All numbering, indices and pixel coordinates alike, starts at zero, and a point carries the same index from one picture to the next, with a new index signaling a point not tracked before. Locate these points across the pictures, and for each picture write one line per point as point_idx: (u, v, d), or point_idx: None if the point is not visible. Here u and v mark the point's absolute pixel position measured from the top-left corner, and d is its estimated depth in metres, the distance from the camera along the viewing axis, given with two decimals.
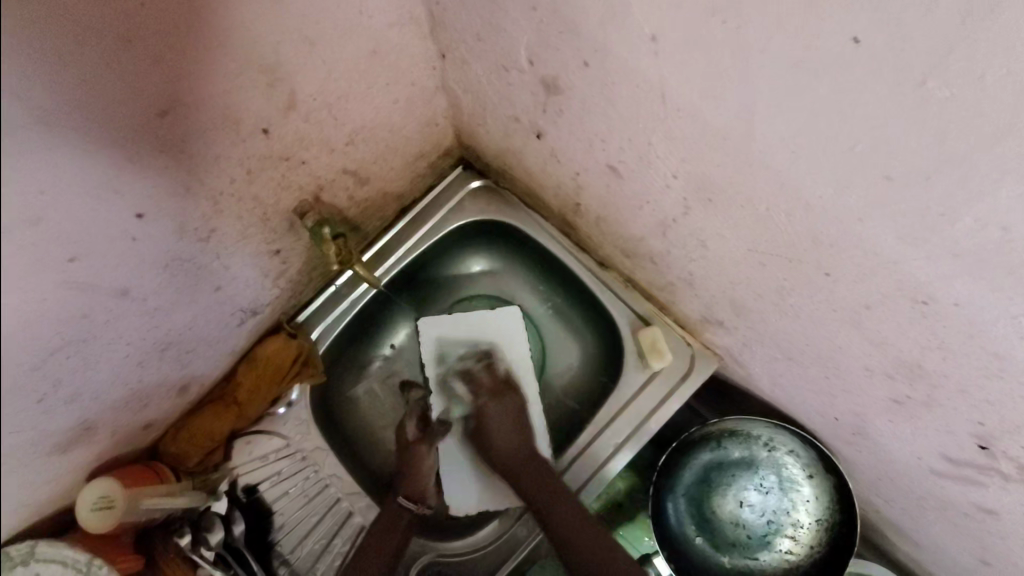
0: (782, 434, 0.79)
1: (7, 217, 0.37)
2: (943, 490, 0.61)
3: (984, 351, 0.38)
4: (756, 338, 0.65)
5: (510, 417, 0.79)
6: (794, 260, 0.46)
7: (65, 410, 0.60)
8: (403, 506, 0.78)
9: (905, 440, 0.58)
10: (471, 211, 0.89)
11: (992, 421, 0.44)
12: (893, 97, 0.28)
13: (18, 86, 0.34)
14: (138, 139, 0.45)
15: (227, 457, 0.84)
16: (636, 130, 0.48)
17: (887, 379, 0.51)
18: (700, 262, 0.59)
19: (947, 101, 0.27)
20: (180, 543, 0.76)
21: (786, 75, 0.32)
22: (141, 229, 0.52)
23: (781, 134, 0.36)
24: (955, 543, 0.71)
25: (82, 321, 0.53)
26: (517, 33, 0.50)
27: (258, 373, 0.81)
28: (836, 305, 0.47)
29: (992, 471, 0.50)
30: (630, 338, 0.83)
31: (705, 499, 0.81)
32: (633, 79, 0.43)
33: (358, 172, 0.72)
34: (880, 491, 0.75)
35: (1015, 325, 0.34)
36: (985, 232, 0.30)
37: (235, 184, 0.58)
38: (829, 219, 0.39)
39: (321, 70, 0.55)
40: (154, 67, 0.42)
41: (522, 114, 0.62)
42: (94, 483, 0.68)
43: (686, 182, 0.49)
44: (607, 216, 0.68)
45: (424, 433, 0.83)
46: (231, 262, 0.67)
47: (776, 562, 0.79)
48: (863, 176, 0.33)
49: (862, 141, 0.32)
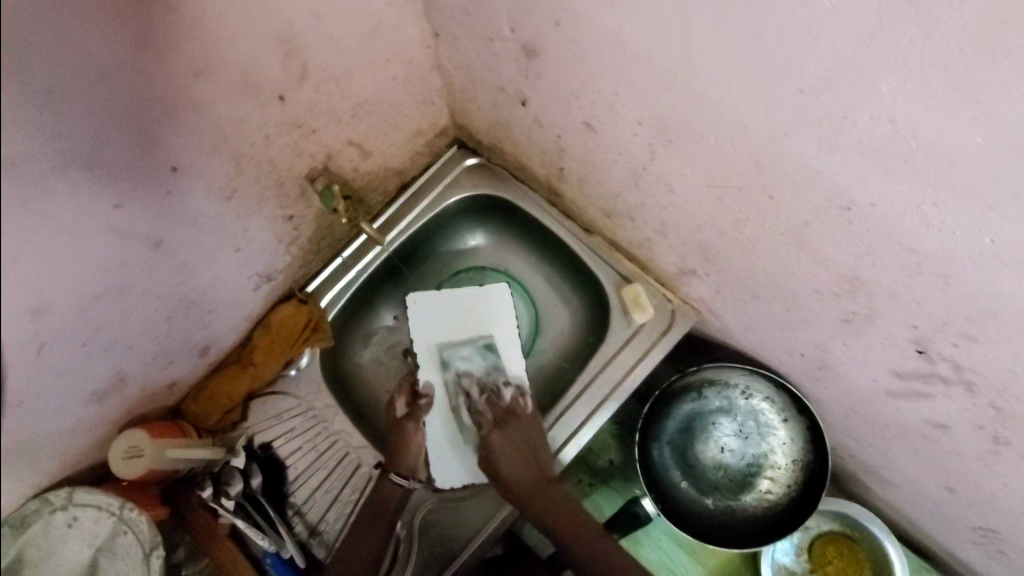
0: (758, 381, 0.85)
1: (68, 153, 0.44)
2: (901, 413, 0.66)
3: (901, 248, 0.44)
4: (726, 282, 0.72)
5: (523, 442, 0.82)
6: (743, 188, 0.53)
7: (104, 356, 0.66)
8: (394, 482, 0.86)
9: (861, 364, 0.64)
10: (467, 186, 0.96)
11: (923, 323, 0.50)
12: (793, 16, 0.35)
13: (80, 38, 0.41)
14: (174, 97, 0.52)
15: (244, 417, 0.91)
16: (605, 82, 0.55)
17: (835, 299, 0.57)
18: (669, 208, 0.66)
19: (832, 11, 0.33)
20: (203, 493, 0.81)
21: (713, 9, 0.39)
22: (174, 183, 0.59)
23: (716, 64, 0.43)
24: (922, 473, 0.76)
25: (123, 268, 0.60)
26: (499, 3, 0.58)
27: (272, 338, 0.88)
28: (782, 228, 0.53)
29: (934, 378, 0.56)
30: (615, 295, 0.89)
31: (689, 448, 0.87)
32: (597, 33, 0.50)
33: (361, 144, 0.80)
34: (850, 429, 0.81)
35: (918, 214, 0.40)
36: (879, 126, 0.37)
37: (254, 147, 0.65)
38: (762, 138, 0.45)
39: (329, 44, 0.62)
40: (189, 32, 0.49)
41: (509, 84, 0.70)
42: (125, 434, 0.75)
43: (649, 128, 0.56)
44: (588, 176, 0.76)
45: (411, 408, 0.88)
46: (249, 225, 0.74)
47: (758, 502, 0.85)
48: (782, 91, 0.40)
49: (776, 59, 0.38)
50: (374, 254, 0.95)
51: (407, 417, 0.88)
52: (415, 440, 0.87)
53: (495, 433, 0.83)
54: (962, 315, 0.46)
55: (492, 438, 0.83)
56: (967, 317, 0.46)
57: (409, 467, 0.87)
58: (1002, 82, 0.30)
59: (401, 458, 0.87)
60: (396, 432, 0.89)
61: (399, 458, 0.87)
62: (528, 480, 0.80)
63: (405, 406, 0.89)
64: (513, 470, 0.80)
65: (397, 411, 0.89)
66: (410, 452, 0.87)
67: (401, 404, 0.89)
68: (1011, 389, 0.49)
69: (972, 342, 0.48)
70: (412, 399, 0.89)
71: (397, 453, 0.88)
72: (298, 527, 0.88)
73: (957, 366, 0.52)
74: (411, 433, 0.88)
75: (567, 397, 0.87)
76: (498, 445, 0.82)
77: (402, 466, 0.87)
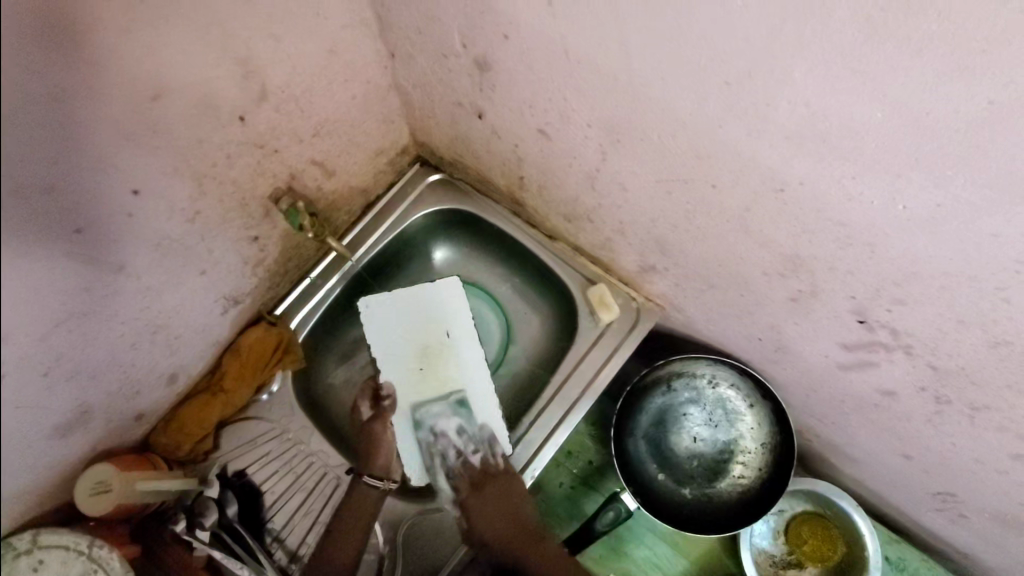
0: (723, 370, 0.88)
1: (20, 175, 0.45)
2: (853, 385, 0.70)
3: (831, 222, 0.49)
4: (684, 275, 0.76)
5: (499, 498, 0.83)
6: (688, 180, 0.57)
7: (66, 386, 0.65)
8: (369, 483, 0.87)
9: (812, 340, 0.68)
10: (431, 202, 0.98)
11: (860, 292, 0.54)
12: (712, 15, 0.39)
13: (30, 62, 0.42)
14: (132, 119, 0.53)
15: (216, 446, 0.89)
16: (553, 89, 0.59)
17: (782, 279, 0.61)
18: (625, 206, 0.70)
19: (744, 9, 0.38)
20: (177, 527, 0.79)
21: (643, 13, 0.43)
22: (136, 205, 0.60)
23: (651, 64, 0.47)
24: (880, 445, 0.80)
25: (85, 294, 0.59)
26: (450, 21, 0.61)
27: (242, 362, 0.87)
28: (727, 214, 0.57)
29: (876, 346, 0.60)
30: (582, 297, 0.92)
31: (663, 440, 0.90)
32: (542, 42, 0.54)
33: (324, 163, 0.81)
34: (811, 409, 0.84)
35: (841, 188, 0.45)
36: (796, 109, 0.41)
37: (216, 168, 0.66)
38: (699, 130, 0.49)
39: (287, 65, 0.65)
40: (148, 55, 0.51)
41: (464, 98, 0.73)
42: (92, 469, 0.73)
43: (598, 129, 0.60)
44: (547, 183, 0.79)
45: (377, 409, 0.89)
46: (214, 247, 0.74)
47: (732, 488, 0.88)
48: (711, 85, 0.44)
49: (702, 55, 0.42)
50: (343, 272, 0.96)
51: (373, 417, 0.89)
52: (384, 439, 0.88)
53: (471, 496, 0.85)
54: (891, 280, 0.50)
55: (470, 501, 0.85)
56: (895, 282, 0.50)
57: (383, 467, 0.88)
58: (889, 61, 0.34)
59: (374, 460, 0.88)
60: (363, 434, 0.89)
61: (371, 458, 0.88)
62: (504, 529, 0.84)
63: (368, 406, 0.90)
64: (494, 519, 0.84)
65: (364, 413, 0.91)
66: (381, 452, 0.88)
67: (367, 406, 0.91)
68: (942, 347, 0.54)
69: (904, 305, 0.52)
70: (376, 401, 0.90)
71: (368, 455, 0.88)
72: (279, 554, 0.86)
73: (894, 331, 0.56)
74: (380, 432, 0.88)
75: (543, 398, 0.88)
76: (476, 505, 0.84)
77: (376, 468, 0.87)
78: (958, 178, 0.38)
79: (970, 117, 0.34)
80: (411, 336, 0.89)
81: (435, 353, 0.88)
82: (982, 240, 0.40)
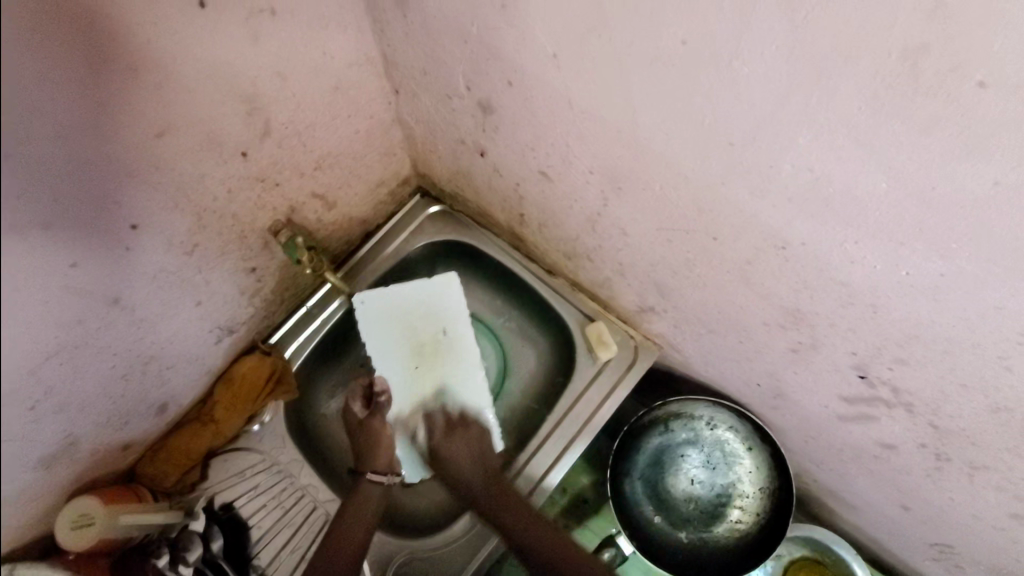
0: (721, 412, 0.87)
1: (24, 219, 0.44)
2: (852, 435, 0.70)
3: (832, 282, 0.48)
4: (683, 318, 0.75)
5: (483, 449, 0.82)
6: (689, 231, 0.57)
7: (53, 419, 0.64)
8: (374, 480, 0.82)
9: (811, 390, 0.67)
10: (431, 233, 0.98)
11: (860, 349, 0.54)
12: (717, 81, 0.39)
13: (35, 106, 0.42)
14: (135, 156, 0.53)
15: (204, 477, 0.88)
16: (557, 135, 0.59)
17: (781, 330, 0.60)
18: (625, 249, 0.70)
19: (749, 77, 0.37)
20: (159, 562, 0.79)
21: (649, 73, 0.43)
22: (134, 240, 0.59)
23: (656, 120, 0.47)
24: (880, 495, 0.78)
25: (77, 327, 0.59)
26: (455, 65, 0.62)
27: (234, 392, 0.85)
28: (728, 267, 0.57)
29: (877, 401, 0.60)
30: (580, 334, 0.92)
31: (660, 482, 0.89)
32: (547, 90, 0.54)
33: (325, 195, 0.81)
34: (810, 455, 0.83)
35: (842, 252, 0.45)
36: (801, 175, 0.41)
37: (217, 201, 0.66)
38: (701, 186, 0.50)
39: (292, 102, 0.65)
40: (153, 94, 0.51)
41: (467, 136, 0.74)
42: (73, 502, 0.71)
43: (600, 176, 0.60)
44: (548, 221, 0.79)
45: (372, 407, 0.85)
46: (212, 278, 0.74)
47: (729, 533, 0.87)
48: (715, 146, 0.44)
49: (707, 117, 0.43)
50: (340, 301, 0.95)
51: (369, 416, 0.85)
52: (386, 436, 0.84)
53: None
54: (892, 340, 0.50)
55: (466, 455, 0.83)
56: (896, 342, 0.50)
57: (386, 463, 0.83)
58: (894, 137, 0.34)
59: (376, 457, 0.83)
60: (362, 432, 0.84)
61: (372, 456, 0.83)
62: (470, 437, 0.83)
63: (361, 407, 0.86)
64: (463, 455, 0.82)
65: (357, 412, 0.86)
66: (381, 451, 0.83)
67: (358, 405, 0.86)
68: (943, 407, 0.53)
69: (904, 364, 0.52)
70: (370, 400, 0.86)
71: (368, 455, 0.83)
72: None
73: (895, 388, 0.56)
74: (380, 430, 0.84)
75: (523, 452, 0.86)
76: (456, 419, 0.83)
77: (378, 464, 0.83)
78: (961, 252, 0.37)
79: (975, 196, 0.34)
80: (402, 335, 0.87)
81: (430, 351, 0.87)
82: (985, 310, 0.40)
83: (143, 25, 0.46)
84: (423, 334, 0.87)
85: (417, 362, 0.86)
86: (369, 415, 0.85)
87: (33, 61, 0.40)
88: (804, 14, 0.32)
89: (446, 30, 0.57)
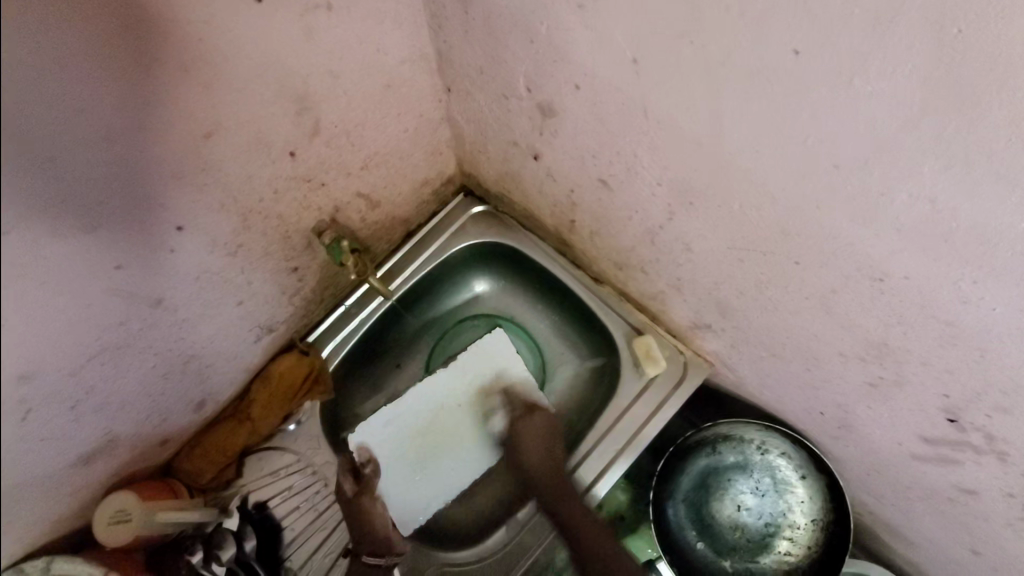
0: (774, 437, 0.83)
1: (58, 224, 0.43)
2: (926, 476, 0.64)
3: (936, 320, 0.43)
4: (743, 339, 0.70)
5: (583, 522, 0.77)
6: (765, 252, 0.52)
7: (94, 419, 0.62)
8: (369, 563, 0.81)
9: (883, 425, 0.62)
10: (473, 234, 0.95)
11: (956, 391, 0.49)
12: (831, 95, 0.35)
13: (83, 108, 0.40)
14: (184, 156, 0.51)
15: (239, 474, 0.87)
16: (625, 143, 0.54)
17: (861, 363, 0.55)
18: (687, 265, 0.65)
19: (873, 95, 0.33)
20: (193, 559, 0.75)
21: (747, 84, 0.38)
22: (179, 241, 0.57)
23: (746, 134, 0.42)
24: (946, 537, 0.72)
25: (119, 328, 0.57)
26: (516, 65, 0.58)
27: (271, 391, 0.84)
28: (807, 292, 0.52)
29: (964, 446, 0.54)
30: (626, 347, 0.87)
31: (704, 506, 0.84)
32: (620, 98, 0.49)
33: (369, 195, 0.79)
34: (871, 489, 0.78)
35: (954, 290, 0.40)
36: (917, 206, 0.36)
37: (263, 202, 0.64)
38: (789, 208, 0.45)
39: (341, 100, 0.62)
40: (207, 93, 0.48)
41: (520, 138, 0.70)
42: (112, 497, 0.70)
43: (669, 188, 0.55)
44: (600, 230, 0.75)
45: (360, 485, 0.84)
46: (254, 277, 0.72)
47: (776, 564, 0.82)
48: (817, 166, 0.40)
49: (810, 134, 0.38)
50: (379, 302, 0.93)
51: (359, 493, 0.84)
52: (376, 512, 0.82)
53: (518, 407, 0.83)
54: (998, 388, 0.44)
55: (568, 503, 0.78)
56: (1003, 390, 0.44)
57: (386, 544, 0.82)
58: None
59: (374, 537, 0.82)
60: (355, 510, 0.84)
61: (371, 536, 0.82)
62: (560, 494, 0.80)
63: (351, 484, 0.85)
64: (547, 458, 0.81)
65: (347, 491, 0.86)
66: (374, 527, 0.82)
67: (348, 483, 0.86)
68: None
69: (1008, 414, 0.46)
70: (357, 476, 0.85)
71: (363, 536, 0.83)
72: None
73: (990, 436, 0.50)
74: (371, 509, 0.82)
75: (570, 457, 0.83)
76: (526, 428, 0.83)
77: (375, 545, 0.82)
78: None
79: None
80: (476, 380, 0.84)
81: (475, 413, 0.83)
82: None
83: (181, 19, 0.42)
84: (485, 395, 0.84)
85: (465, 400, 0.83)
86: (358, 493, 0.84)
87: (47, 60, 0.36)
88: (961, 28, 0.27)
89: (510, 31, 0.54)
